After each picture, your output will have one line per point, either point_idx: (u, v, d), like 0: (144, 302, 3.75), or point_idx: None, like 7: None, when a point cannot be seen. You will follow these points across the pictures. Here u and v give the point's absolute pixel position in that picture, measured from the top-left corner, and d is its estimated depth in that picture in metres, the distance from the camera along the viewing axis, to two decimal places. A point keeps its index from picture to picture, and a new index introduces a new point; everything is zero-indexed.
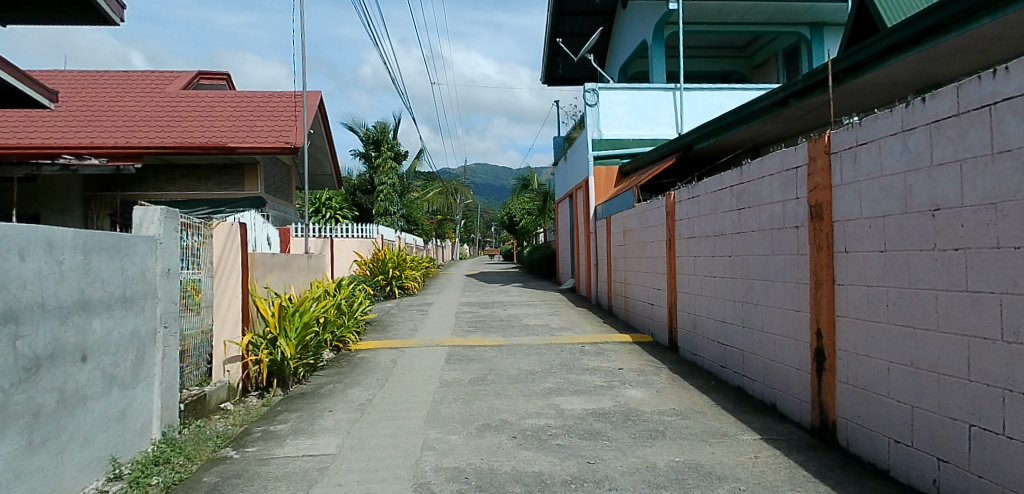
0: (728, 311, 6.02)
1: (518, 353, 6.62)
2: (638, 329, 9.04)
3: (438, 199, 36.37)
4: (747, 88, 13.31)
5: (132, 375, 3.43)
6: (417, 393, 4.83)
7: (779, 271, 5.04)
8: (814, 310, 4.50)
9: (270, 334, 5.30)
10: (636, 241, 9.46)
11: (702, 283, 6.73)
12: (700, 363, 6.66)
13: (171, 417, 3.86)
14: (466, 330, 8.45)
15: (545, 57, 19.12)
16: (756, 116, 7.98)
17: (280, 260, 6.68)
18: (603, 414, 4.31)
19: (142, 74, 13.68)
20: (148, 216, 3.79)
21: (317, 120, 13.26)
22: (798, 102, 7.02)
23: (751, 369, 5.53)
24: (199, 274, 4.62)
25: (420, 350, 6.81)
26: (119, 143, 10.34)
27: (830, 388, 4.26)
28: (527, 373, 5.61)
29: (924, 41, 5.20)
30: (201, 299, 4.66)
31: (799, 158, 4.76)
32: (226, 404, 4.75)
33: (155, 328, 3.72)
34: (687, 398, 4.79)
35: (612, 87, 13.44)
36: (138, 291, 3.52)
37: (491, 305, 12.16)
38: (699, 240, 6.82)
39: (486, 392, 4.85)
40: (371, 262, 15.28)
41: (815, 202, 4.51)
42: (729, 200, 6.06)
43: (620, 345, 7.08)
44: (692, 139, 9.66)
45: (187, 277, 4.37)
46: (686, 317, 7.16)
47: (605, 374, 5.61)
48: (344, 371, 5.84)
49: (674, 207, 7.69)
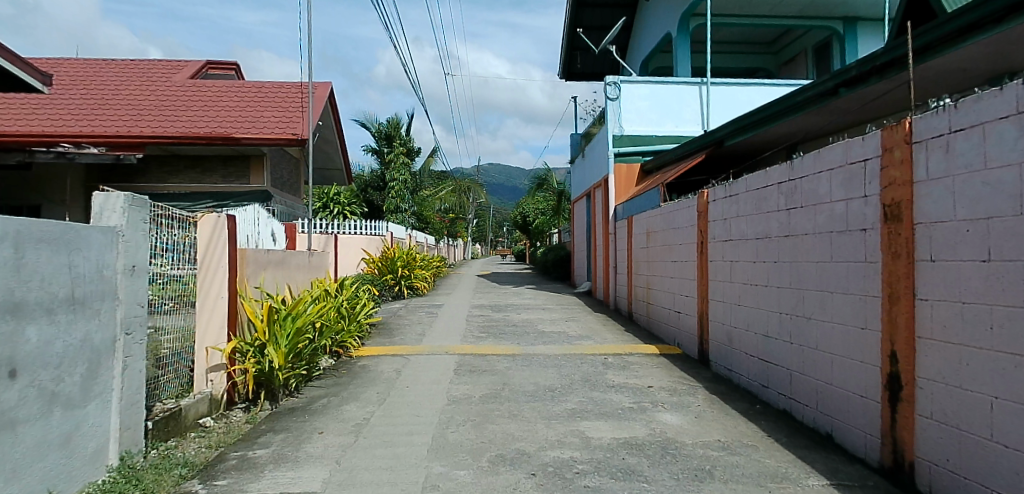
0: (773, 323, 5.36)
1: (534, 365, 6.01)
2: (664, 339, 8.38)
3: (450, 198, 35.81)
4: (777, 83, 12.54)
5: (80, 392, 2.87)
6: (421, 413, 4.22)
7: (840, 281, 4.37)
8: (886, 327, 3.82)
9: (259, 341, 4.74)
10: (661, 244, 8.79)
11: (740, 292, 6.07)
12: (737, 381, 6.00)
13: (134, 439, 3.32)
14: (478, 336, 7.84)
15: (563, 51, 18.49)
16: (799, 107, 7.28)
17: (276, 258, 6.12)
18: (637, 446, 3.67)
19: (149, 63, 13.28)
20: (110, 204, 3.27)
21: (327, 112, 12.77)
22: (849, 91, 6.36)
23: (800, 391, 4.87)
24: (177, 272, 4.06)
25: (426, 359, 6.23)
26: (121, 132, 9.91)
27: (907, 423, 3.58)
28: (545, 389, 5.00)
29: (1010, 19, 4.34)
30: (180, 300, 4.13)
31: (868, 149, 4.07)
32: (206, 420, 4.19)
33: (115, 334, 3.17)
34: (733, 427, 4.13)
35: (635, 81, 12.72)
36: (90, 292, 2.97)
37: (504, 308, 11.54)
38: (738, 244, 6.15)
39: (501, 413, 4.23)
40: (380, 261, 14.74)
41: (891, 201, 3.83)
42: (776, 199, 5.37)
43: (646, 358, 6.43)
44: (723, 134, 8.95)
45: (161, 275, 3.82)
46: (720, 328, 6.51)
47: (633, 393, 4.96)
48: (342, 383, 5.24)
49: (707, 207, 7.01)
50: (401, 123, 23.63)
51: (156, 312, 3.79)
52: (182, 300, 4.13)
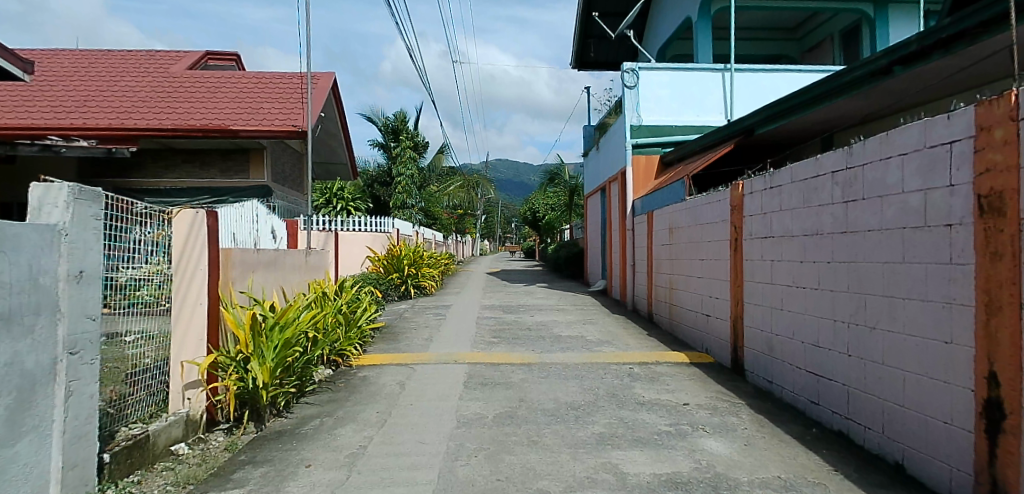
0: (826, 332, 4.72)
1: (552, 376, 5.41)
2: (690, 343, 7.78)
3: (460, 193, 35.17)
4: (805, 69, 11.79)
5: (7, 430, 2.20)
6: (426, 439, 3.64)
7: (917, 286, 3.69)
8: (981, 344, 3.09)
9: (241, 354, 4.11)
10: (687, 241, 8.16)
11: (783, 295, 5.42)
12: (780, 394, 5.37)
13: (80, 479, 2.72)
14: (490, 341, 7.26)
15: (577, 38, 17.81)
16: (844, 90, 6.61)
17: (266, 258, 5.57)
18: (682, 486, 2.99)
19: (148, 54, 12.85)
20: (50, 197, 2.64)
21: (330, 103, 12.23)
22: (904, 70, 5.70)
23: (861, 411, 4.22)
24: (139, 277, 3.44)
25: (434, 369, 5.69)
26: (113, 124, 9.44)
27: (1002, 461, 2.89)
28: (567, 407, 4.41)
29: None
30: (147, 307, 3.55)
31: (954, 130, 3.37)
32: (180, 446, 3.65)
33: (56, 355, 2.54)
34: (793, 459, 3.46)
35: (654, 67, 12.04)
36: (24, 303, 2.32)
37: (516, 309, 10.95)
38: (781, 242, 5.50)
39: (518, 439, 3.64)
40: (386, 259, 14.15)
41: (988, 189, 3.08)
42: (830, 191, 4.72)
43: (677, 369, 5.80)
44: (755, 122, 8.31)
45: (122, 277, 3.22)
46: (758, 335, 5.88)
47: (668, 412, 4.33)
48: (338, 400, 4.66)
49: (742, 201, 6.38)
50: (408, 117, 23.16)
51: (115, 319, 3.19)
52: (147, 306, 3.51)
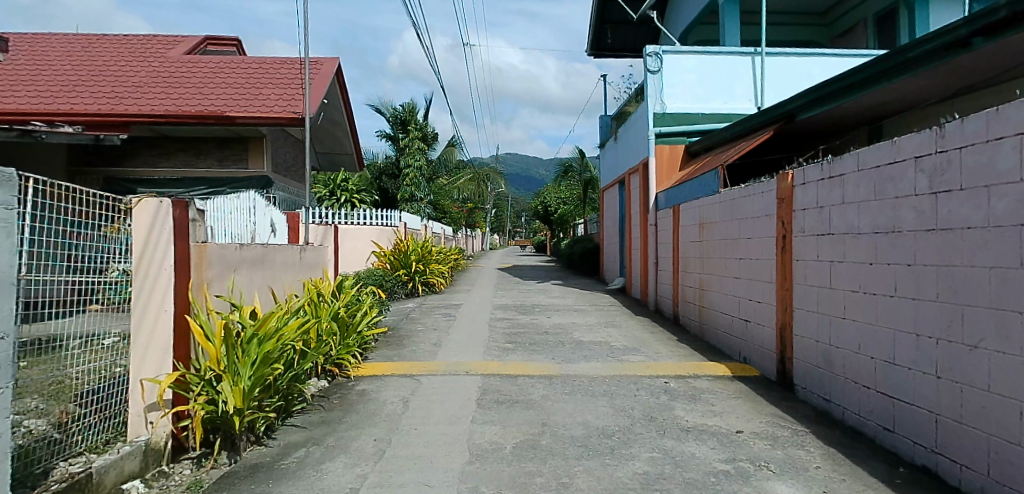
0: (904, 347, 3.95)
1: (578, 393, 4.73)
2: (725, 351, 7.10)
3: (470, 187, 34.41)
4: (841, 53, 10.97)
5: None
6: (432, 481, 2.95)
7: None
8: None
9: (209, 372, 3.45)
10: (720, 238, 7.45)
11: (847, 301, 4.68)
12: (844, 415, 4.64)
13: None
14: (503, 347, 6.59)
15: (593, 23, 17.04)
16: (908, 67, 5.79)
17: (251, 256, 4.95)
18: None
19: (144, 38, 12.31)
20: None
21: (334, 90, 11.61)
22: (986, 42, 4.85)
23: (952, 445, 3.43)
24: (66, 280, 2.71)
25: (441, 381, 5.04)
26: (103, 109, 8.90)
27: None
28: (599, 433, 3.75)
29: None
30: (82, 308, 2.82)
31: None
32: (133, 485, 2.99)
33: None
34: None
35: (679, 51, 11.24)
36: None
37: (530, 310, 10.29)
38: (845, 240, 4.75)
39: (544, 479, 2.97)
40: (392, 255, 13.56)
41: None
42: (914, 180, 3.90)
43: (720, 384, 5.09)
44: (797, 106, 7.53)
45: (37, 280, 2.49)
46: (814, 346, 5.14)
47: (720, 443, 3.64)
48: (330, 423, 4.03)
49: (792, 194, 5.65)
50: (417, 108, 22.53)
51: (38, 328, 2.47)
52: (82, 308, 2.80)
